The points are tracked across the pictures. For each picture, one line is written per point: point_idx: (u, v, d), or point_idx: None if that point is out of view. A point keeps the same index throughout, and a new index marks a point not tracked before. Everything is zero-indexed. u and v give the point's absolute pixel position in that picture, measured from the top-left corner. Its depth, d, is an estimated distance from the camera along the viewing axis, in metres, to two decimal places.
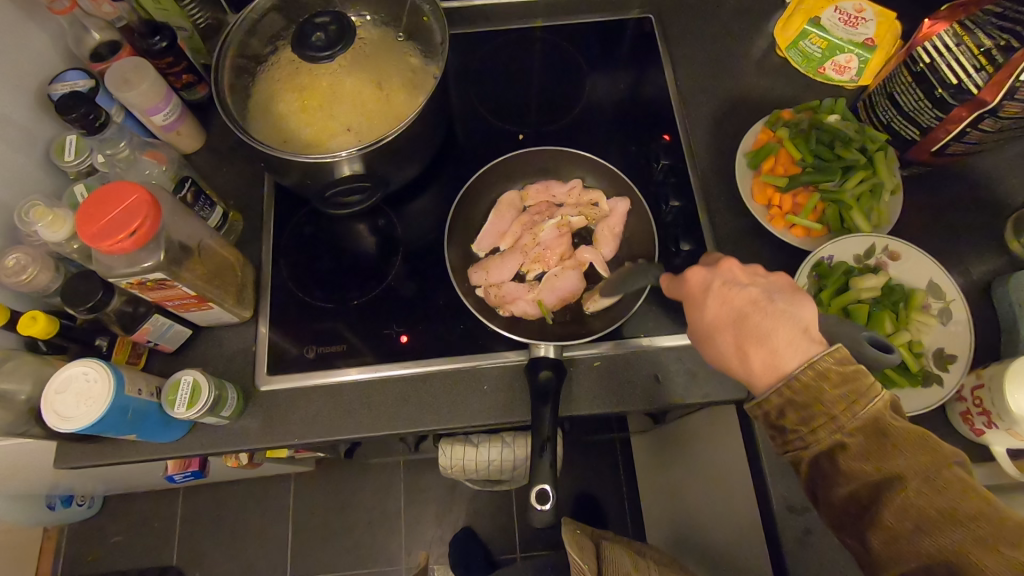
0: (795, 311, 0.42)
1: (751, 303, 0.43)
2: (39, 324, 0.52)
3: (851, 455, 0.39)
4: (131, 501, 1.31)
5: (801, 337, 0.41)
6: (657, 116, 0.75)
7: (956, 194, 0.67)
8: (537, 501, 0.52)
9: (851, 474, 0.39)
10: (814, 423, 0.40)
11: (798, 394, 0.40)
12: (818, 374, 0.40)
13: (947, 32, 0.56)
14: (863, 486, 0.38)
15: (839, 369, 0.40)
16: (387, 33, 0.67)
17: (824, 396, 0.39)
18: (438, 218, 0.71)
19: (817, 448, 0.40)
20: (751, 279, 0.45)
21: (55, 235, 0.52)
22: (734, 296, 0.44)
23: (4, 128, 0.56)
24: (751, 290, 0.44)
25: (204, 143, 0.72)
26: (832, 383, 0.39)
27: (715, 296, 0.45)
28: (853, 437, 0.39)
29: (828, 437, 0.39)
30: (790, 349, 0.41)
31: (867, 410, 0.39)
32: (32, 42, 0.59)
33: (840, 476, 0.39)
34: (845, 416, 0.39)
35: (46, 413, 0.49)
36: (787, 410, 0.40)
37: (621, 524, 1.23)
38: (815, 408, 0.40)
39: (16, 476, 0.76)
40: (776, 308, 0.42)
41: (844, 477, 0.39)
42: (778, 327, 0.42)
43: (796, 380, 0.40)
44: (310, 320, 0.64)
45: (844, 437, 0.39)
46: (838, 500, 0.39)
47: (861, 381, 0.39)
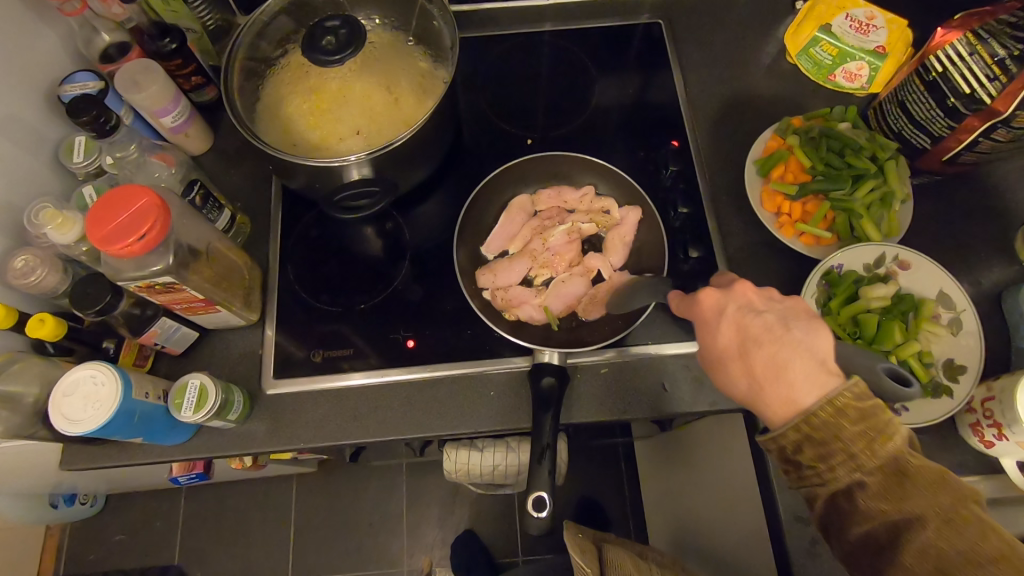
0: (813, 342, 0.41)
1: (766, 330, 0.42)
2: (47, 326, 0.52)
3: (869, 494, 0.38)
4: (133, 500, 1.31)
5: (819, 371, 0.40)
6: (666, 122, 0.75)
7: (967, 203, 0.67)
8: (533, 508, 0.52)
9: (871, 513, 0.38)
10: (834, 462, 0.39)
11: (816, 430, 0.39)
12: (836, 410, 0.38)
13: (960, 41, 0.56)
14: (882, 525, 0.38)
15: (858, 405, 0.39)
16: (398, 37, 0.67)
17: (843, 434, 0.39)
18: (446, 222, 0.71)
19: (836, 486, 0.39)
20: (768, 304, 0.44)
21: (64, 238, 0.52)
22: (750, 323, 0.43)
23: (14, 130, 0.56)
24: (766, 318, 0.43)
25: (212, 145, 0.72)
26: (852, 421, 0.38)
27: (729, 323, 0.44)
28: (872, 476, 0.38)
29: (847, 475, 0.39)
30: (808, 383, 0.40)
31: (885, 450, 0.38)
32: (41, 43, 0.59)
33: (858, 515, 0.39)
34: (866, 456, 0.38)
35: (54, 416, 0.49)
36: (804, 445, 0.39)
37: (623, 529, 1.22)
38: (835, 447, 0.39)
39: (21, 476, 0.77)
40: (791, 338, 0.41)
41: (862, 516, 0.39)
42: (795, 359, 0.40)
43: (814, 416, 0.39)
44: (317, 324, 0.64)
45: (863, 476, 0.38)
46: (854, 538, 0.39)
47: (880, 420, 0.38)
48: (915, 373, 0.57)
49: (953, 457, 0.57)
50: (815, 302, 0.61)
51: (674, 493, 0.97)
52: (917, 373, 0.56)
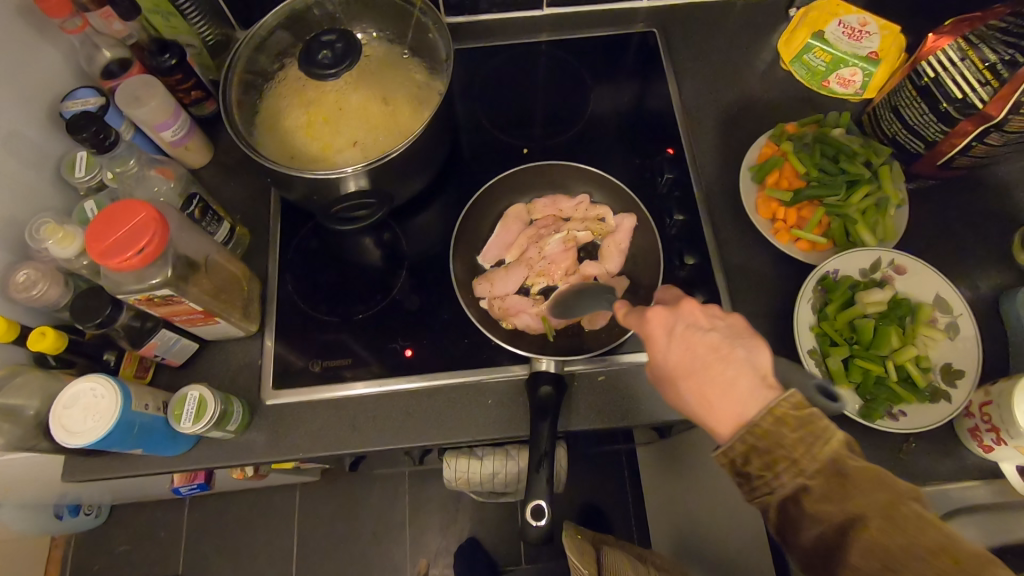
0: (753, 358, 0.42)
1: (712, 349, 0.43)
2: (48, 340, 0.53)
3: (812, 497, 0.37)
4: (138, 510, 1.32)
5: (759, 383, 0.41)
6: (661, 128, 0.75)
7: (963, 207, 0.67)
8: (532, 517, 0.52)
9: (815, 517, 0.37)
10: (778, 466, 0.38)
11: (758, 438, 0.39)
12: (774, 418, 0.39)
13: (952, 46, 0.56)
14: (828, 528, 0.37)
15: (796, 412, 0.38)
16: (393, 49, 0.68)
17: (784, 439, 0.38)
18: (443, 231, 0.71)
19: (783, 493, 0.38)
20: (711, 323, 0.45)
21: (65, 251, 0.53)
22: (697, 342, 0.44)
23: (16, 146, 0.57)
24: (710, 337, 0.44)
25: (212, 158, 0.73)
26: (790, 428, 0.38)
27: (678, 342, 0.45)
28: (814, 478, 0.37)
29: (792, 480, 0.38)
30: (750, 395, 0.40)
31: (824, 451, 0.37)
32: (43, 61, 0.60)
33: (805, 519, 0.37)
34: (805, 458, 0.38)
35: (54, 428, 0.50)
36: (750, 454, 0.39)
37: (626, 536, 1.22)
38: (777, 452, 0.38)
39: (25, 487, 0.77)
40: (734, 355, 0.42)
41: (808, 520, 0.37)
42: (737, 375, 0.41)
43: (755, 425, 0.39)
44: (316, 334, 0.65)
45: (805, 479, 0.38)
46: (807, 542, 0.38)
47: (815, 422, 0.38)
48: (913, 377, 0.57)
49: (952, 462, 0.57)
50: (812, 308, 0.61)
51: (675, 499, 0.97)
52: (915, 377, 0.56)
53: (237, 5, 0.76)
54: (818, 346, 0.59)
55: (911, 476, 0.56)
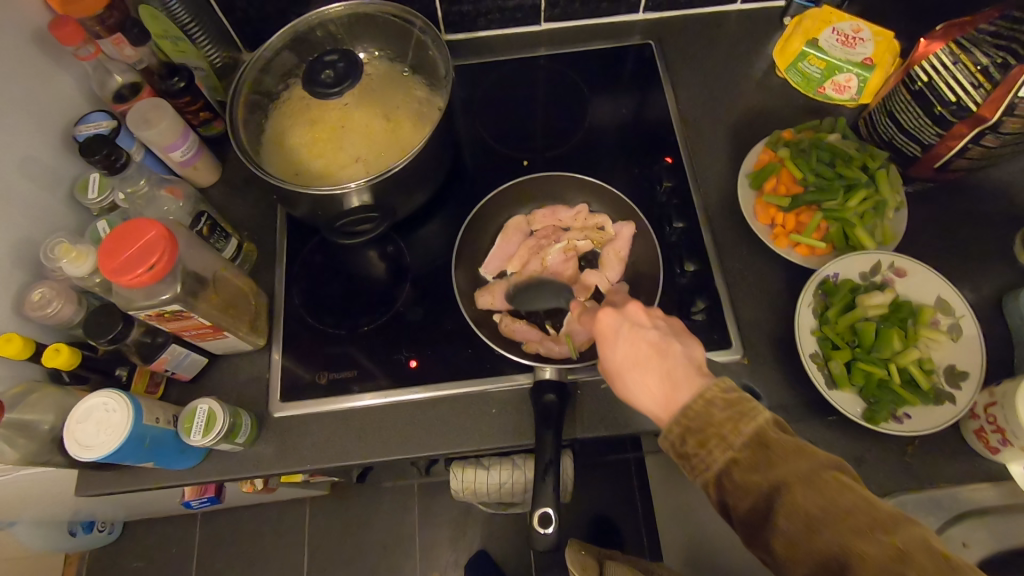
0: (689, 352, 0.46)
1: (652, 344, 0.46)
2: (62, 356, 0.54)
3: (741, 468, 0.38)
4: (150, 526, 1.33)
5: (694, 373, 0.44)
6: (659, 138, 0.76)
7: (962, 208, 0.67)
8: (539, 525, 0.52)
9: (745, 487, 0.37)
10: (710, 443, 0.39)
11: (692, 420, 0.41)
12: (705, 402, 0.41)
13: (944, 50, 0.57)
14: (757, 497, 0.37)
15: (724, 396, 0.41)
16: (394, 67, 0.70)
17: (713, 418, 0.40)
18: (446, 244, 0.73)
19: (716, 468, 0.39)
20: (653, 321, 0.48)
21: (79, 270, 0.55)
22: (639, 336, 0.47)
23: (32, 169, 0.59)
24: (652, 333, 0.47)
25: (219, 176, 0.75)
26: (720, 407, 0.40)
27: (622, 338, 0.47)
28: (743, 451, 0.38)
29: (722, 454, 0.39)
30: (684, 383, 0.43)
31: (750, 425, 0.39)
32: (57, 86, 0.62)
33: (737, 490, 0.38)
34: (733, 432, 0.39)
35: (68, 442, 0.51)
36: (687, 435, 0.41)
37: (637, 547, 1.21)
38: (709, 430, 0.40)
39: (39, 503, 0.78)
40: (671, 349, 0.46)
41: (740, 491, 0.38)
42: (674, 367, 0.44)
43: (689, 409, 0.41)
44: (322, 346, 0.66)
45: (734, 452, 0.38)
46: (742, 515, 0.38)
47: (746, 405, 0.40)
48: (916, 380, 0.56)
49: (959, 464, 0.56)
50: (812, 312, 0.61)
51: (684, 508, 0.96)
52: (919, 379, 0.56)
53: (244, 28, 0.78)
54: (820, 350, 0.59)
55: (916, 479, 0.56)
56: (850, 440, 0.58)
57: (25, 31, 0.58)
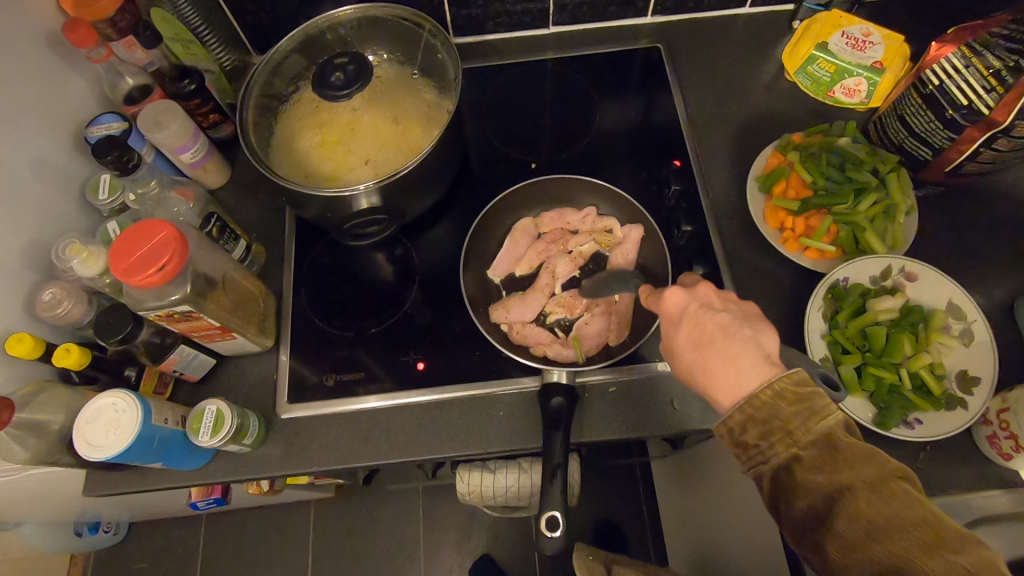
0: (760, 340, 0.43)
1: (721, 328, 0.44)
2: (72, 356, 0.54)
3: (804, 468, 0.38)
4: (155, 528, 1.33)
5: (764, 362, 0.42)
6: (667, 141, 0.76)
7: (974, 213, 0.67)
8: (547, 528, 0.52)
9: (806, 486, 0.38)
10: (774, 437, 0.39)
11: (757, 411, 0.40)
12: (773, 394, 0.40)
13: (956, 54, 0.57)
14: (819, 497, 0.37)
15: (796, 389, 0.40)
16: (403, 70, 0.70)
17: (780, 413, 0.39)
18: (454, 246, 0.73)
19: (776, 463, 0.39)
20: (724, 304, 0.47)
21: (89, 270, 0.55)
22: (708, 320, 0.45)
23: (44, 170, 0.60)
24: (721, 317, 0.45)
25: (228, 179, 0.75)
26: (787, 402, 0.39)
27: (688, 322, 0.46)
28: (807, 449, 0.38)
29: (784, 451, 0.39)
30: (751, 372, 0.42)
31: (818, 424, 0.39)
32: (69, 88, 0.63)
33: (796, 488, 0.38)
34: (800, 430, 0.39)
35: (78, 442, 0.51)
36: (748, 425, 0.40)
37: (643, 552, 1.20)
38: (775, 423, 0.39)
39: (48, 503, 0.79)
40: (742, 334, 0.44)
41: (798, 489, 0.38)
42: (741, 353, 0.43)
43: (755, 399, 0.40)
44: (329, 348, 0.66)
45: (798, 451, 0.38)
46: (798, 514, 0.38)
47: (816, 401, 0.39)
48: (927, 384, 0.56)
49: (971, 471, 0.56)
50: (822, 316, 0.61)
51: (691, 513, 0.95)
52: (930, 384, 0.56)
53: (253, 32, 0.79)
54: (829, 354, 0.59)
55: (929, 486, 0.55)
56: None
57: (39, 33, 0.59)
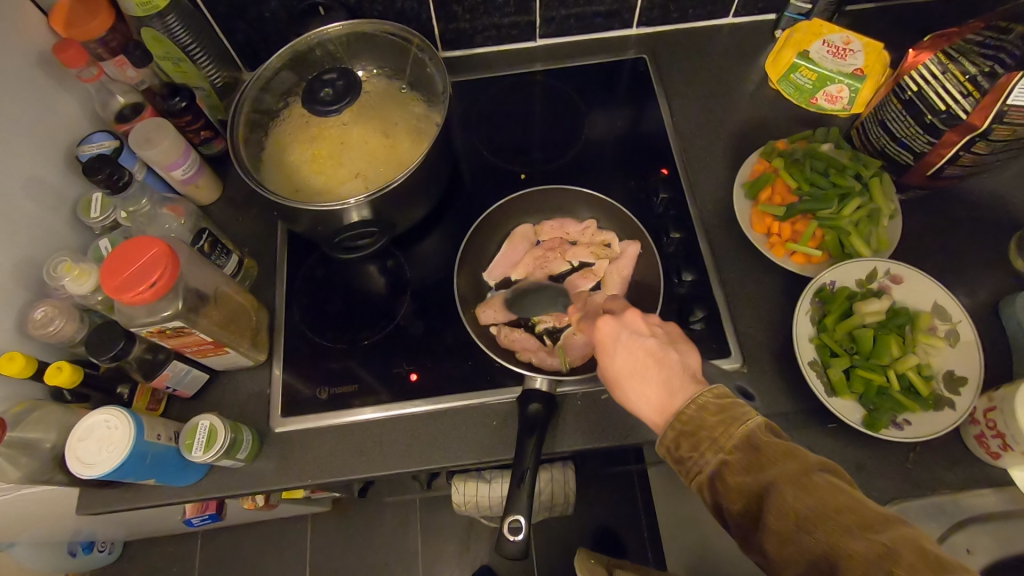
0: (686, 362, 0.46)
1: (650, 354, 0.46)
2: (64, 374, 0.54)
3: (733, 469, 0.38)
4: (151, 546, 1.32)
5: (689, 383, 0.44)
6: (655, 151, 0.77)
7: (957, 215, 0.68)
8: (509, 532, 0.53)
9: (737, 488, 0.38)
10: (703, 446, 0.40)
11: (687, 425, 0.41)
12: (700, 409, 0.41)
13: (933, 61, 0.58)
14: (750, 497, 0.37)
15: (718, 402, 0.42)
16: (392, 84, 0.71)
17: (705, 423, 0.41)
18: (445, 258, 0.73)
19: (709, 469, 0.40)
20: (651, 330, 0.49)
21: (81, 288, 0.55)
22: (638, 346, 0.47)
23: (36, 188, 0.60)
24: (651, 344, 0.47)
25: (221, 195, 0.76)
26: (712, 412, 0.41)
27: (620, 347, 0.48)
28: (734, 452, 0.39)
29: (714, 456, 0.39)
30: (680, 393, 0.44)
31: (740, 428, 0.40)
32: (59, 107, 0.63)
33: (729, 492, 0.38)
34: (725, 436, 0.40)
35: (70, 460, 0.51)
36: (681, 441, 0.41)
37: (642, 560, 1.20)
38: (702, 433, 0.40)
39: (41, 523, 0.78)
40: (669, 359, 0.46)
41: (732, 493, 0.38)
42: (671, 375, 0.45)
43: (685, 418, 0.41)
44: (323, 362, 0.66)
45: (724, 454, 0.39)
46: (736, 517, 0.38)
47: (734, 407, 0.41)
48: (914, 385, 0.57)
49: (960, 471, 0.56)
50: (810, 319, 0.61)
51: (688, 519, 0.95)
52: (917, 385, 0.56)
53: (243, 49, 0.80)
54: (819, 357, 0.60)
55: (918, 486, 0.56)
56: (852, 447, 0.58)
57: (29, 53, 0.59)
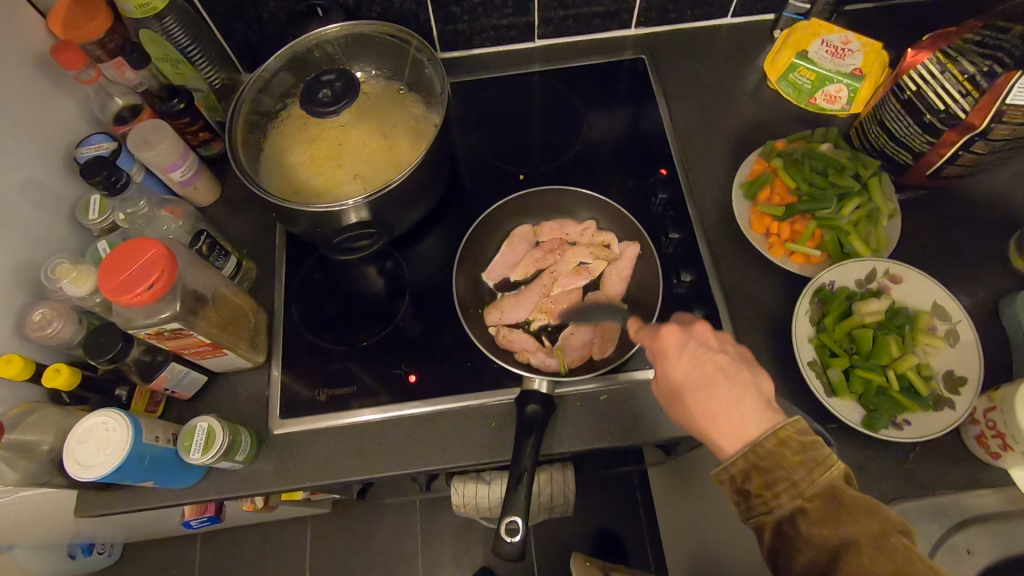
0: (758, 383, 0.45)
1: (721, 369, 0.46)
2: (62, 376, 0.54)
3: (809, 519, 0.39)
4: (150, 549, 1.32)
5: (765, 408, 0.43)
6: (653, 151, 0.77)
7: (957, 214, 0.68)
8: (506, 534, 0.53)
9: (810, 539, 0.38)
10: (779, 487, 0.40)
11: (762, 459, 0.41)
12: (777, 441, 0.41)
13: (931, 60, 0.58)
14: (823, 551, 0.38)
15: (799, 437, 0.41)
16: (391, 85, 0.71)
17: (784, 462, 0.40)
18: (444, 259, 0.73)
19: (780, 513, 0.40)
20: (721, 344, 0.48)
21: (78, 291, 0.55)
22: (707, 359, 0.47)
23: (34, 190, 0.60)
24: (721, 358, 0.46)
25: (219, 196, 0.76)
26: (792, 450, 0.40)
27: (688, 358, 0.47)
28: (812, 500, 0.39)
29: (790, 502, 0.40)
30: (755, 416, 0.43)
31: (824, 477, 0.39)
32: (57, 108, 0.63)
33: (801, 541, 0.39)
34: (806, 482, 0.40)
35: (68, 463, 0.51)
36: (751, 473, 0.41)
37: (643, 562, 1.20)
38: (778, 473, 0.40)
39: (41, 525, 0.78)
40: (741, 377, 0.45)
41: (803, 542, 0.39)
42: (743, 396, 0.44)
43: (761, 446, 0.41)
44: (322, 363, 0.66)
45: (802, 502, 0.39)
46: (800, 567, 0.39)
47: (818, 450, 0.40)
48: (914, 385, 0.57)
49: (960, 471, 0.56)
50: (809, 320, 0.61)
51: (688, 520, 0.95)
52: (917, 385, 0.56)
53: (242, 50, 0.80)
54: (818, 357, 0.60)
55: (918, 487, 0.56)
56: (852, 447, 0.58)
57: (26, 55, 0.59)
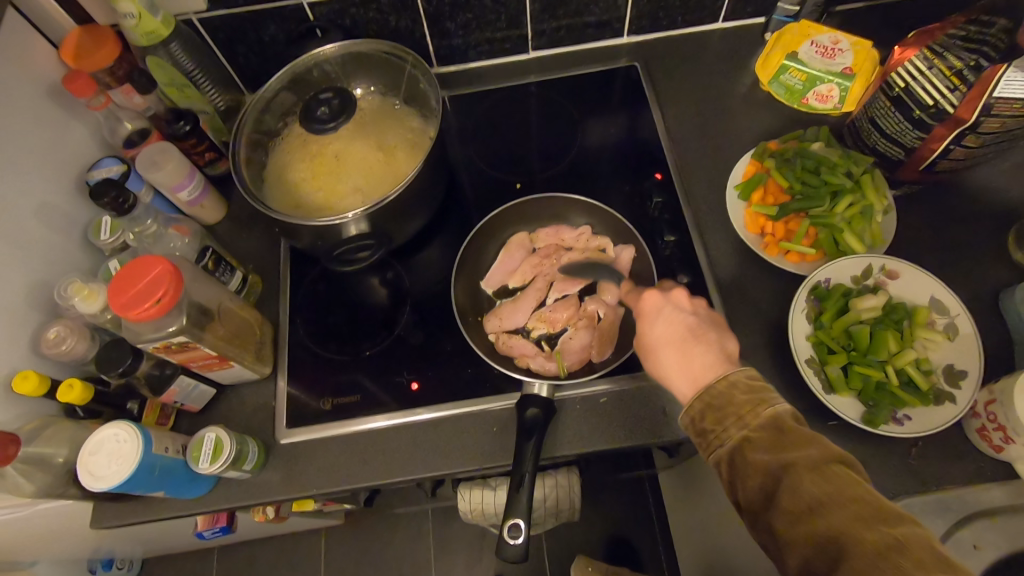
0: (723, 342, 0.48)
1: (689, 328, 0.49)
2: (76, 391, 0.56)
3: (755, 447, 0.39)
4: (169, 563, 1.34)
5: (723, 361, 0.46)
6: (648, 156, 0.78)
7: (955, 209, 0.68)
8: (509, 535, 0.54)
9: (755, 465, 0.39)
10: (728, 421, 0.42)
11: (716, 399, 0.43)
12: (730, 385, 0.44)
13: (919, 57, 0.58)
14: (766, 476, 0.38)
15: (750, 382, 0.44)
16: (387, 100, 0.74)
17: (734, 401, 0.42)
18: (445, 268, 0.74)
19: (730, 445, 0.41)
20: (695, 307, 0.52)
21: (91, 308, 0.57)
22: (679, 320, 0.50)
23: (48, 213, 0.62)
24: (691, 319, 0.50)
25: (226, 214, 0.78)
26: (743, 391, 0.43)
27: (663, 319, 0.51)
28: (759, 431, 0.40)
29: (738, 433, 0.41)
30: (712, 366, 0.46)
31: (770, 411, 0.41)
32: (69, 134, 0.66)
33: (746, 469, 0.39)
34: (752, 415, 0.41)
35: (82, 474, 0.53)
36: (707, 412, 0.43)
37: (657, 568, 1.19)
38: (729, 410, 0.42)
39: (61, 540, 0.80)
40: (706, 336, 0.48)
41: (748, 468, 0.39)
42: (705, 350, 0.47)
43: (713, 389, 0.44)
44: (327, 373, 0.67)
45: (749, 431, 0.40)
46: (750, 494, 0.39)
47: (764, 392, 0.42)
48: (913, 380, 0.57)
49: (965, 465, 0.56)
50: (806, 317, 0.61)
51: (699, 523, 0.95)
52: (915, 380, 0.56)
53: (245, 72, 0.82)
54: (816, 355, 0.60)
55: (922, 482, 0.55)
56: (853, 444, 0.57)
57: (39, 85, 0.62)
